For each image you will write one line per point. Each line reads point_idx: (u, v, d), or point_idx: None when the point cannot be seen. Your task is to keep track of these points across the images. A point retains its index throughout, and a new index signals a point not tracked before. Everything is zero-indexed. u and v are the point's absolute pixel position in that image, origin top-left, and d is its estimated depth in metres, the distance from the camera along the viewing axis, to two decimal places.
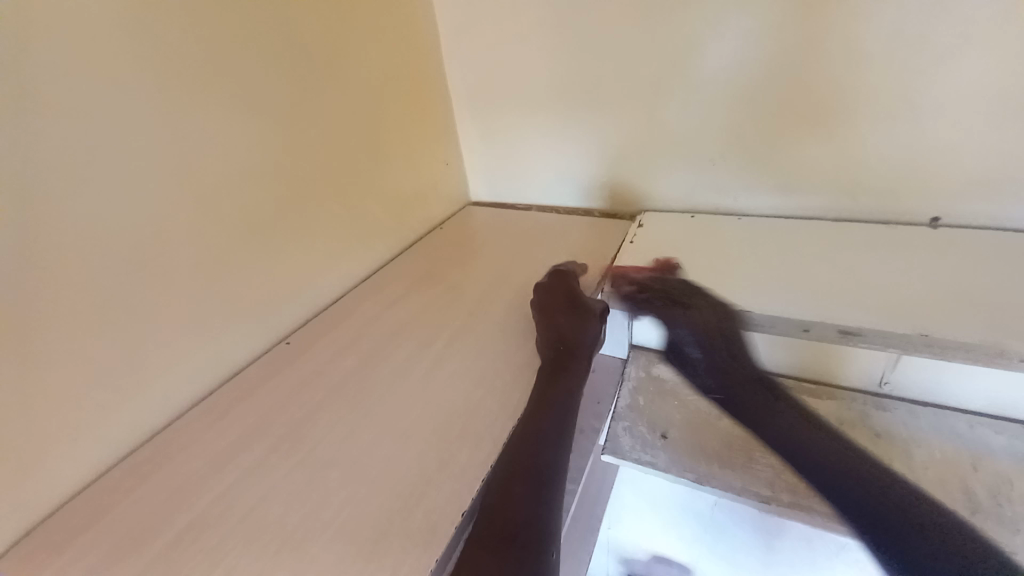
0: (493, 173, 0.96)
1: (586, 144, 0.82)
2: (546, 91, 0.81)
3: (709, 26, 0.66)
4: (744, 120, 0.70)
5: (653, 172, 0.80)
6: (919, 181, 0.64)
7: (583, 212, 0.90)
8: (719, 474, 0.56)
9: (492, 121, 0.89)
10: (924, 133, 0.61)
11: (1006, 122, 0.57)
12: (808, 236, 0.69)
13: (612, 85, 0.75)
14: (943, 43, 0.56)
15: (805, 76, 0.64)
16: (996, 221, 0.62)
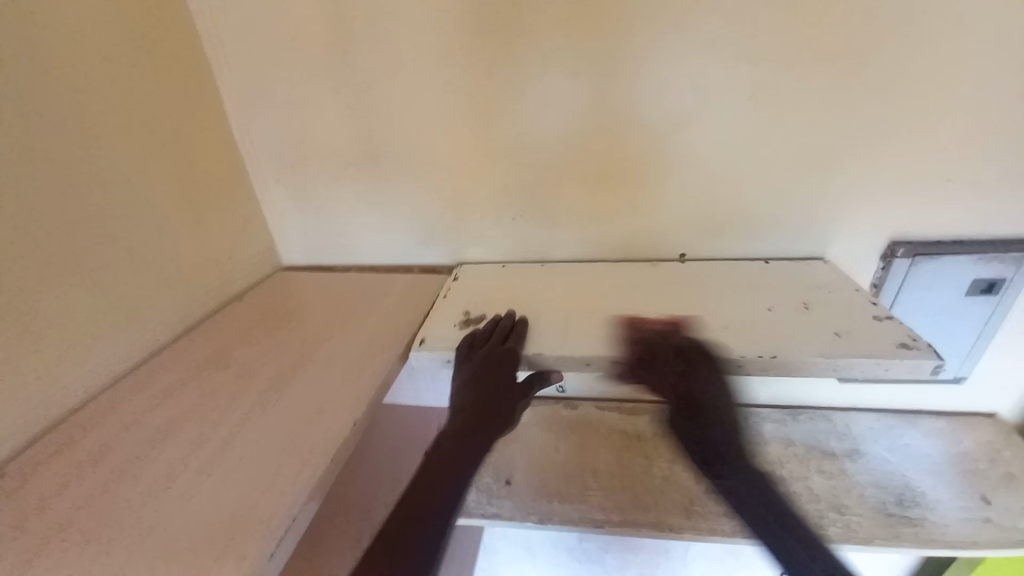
0: (305, 235, 0.90)
1: (401, 200, 0.82)
2: (353, 148, 0.79)
3: (494, 91, 0.71)
4: (544, 173, 0.75)
5: (465, 226, 0.82)
6: (694, 224, 0.74)
7: (406, 269, 0.88)
8: (555, 507, 0.74)
9: (301, 181, 0.85)
10: (691, 182, 0.71)
11: (745, 171, 0.69)
12: (627, 275, 0.75)
13: (415, 140, 0.77)
14: (681, 106, 0.67)
15: (596, 136, 0.71)
16: (745, 251, 0.75)
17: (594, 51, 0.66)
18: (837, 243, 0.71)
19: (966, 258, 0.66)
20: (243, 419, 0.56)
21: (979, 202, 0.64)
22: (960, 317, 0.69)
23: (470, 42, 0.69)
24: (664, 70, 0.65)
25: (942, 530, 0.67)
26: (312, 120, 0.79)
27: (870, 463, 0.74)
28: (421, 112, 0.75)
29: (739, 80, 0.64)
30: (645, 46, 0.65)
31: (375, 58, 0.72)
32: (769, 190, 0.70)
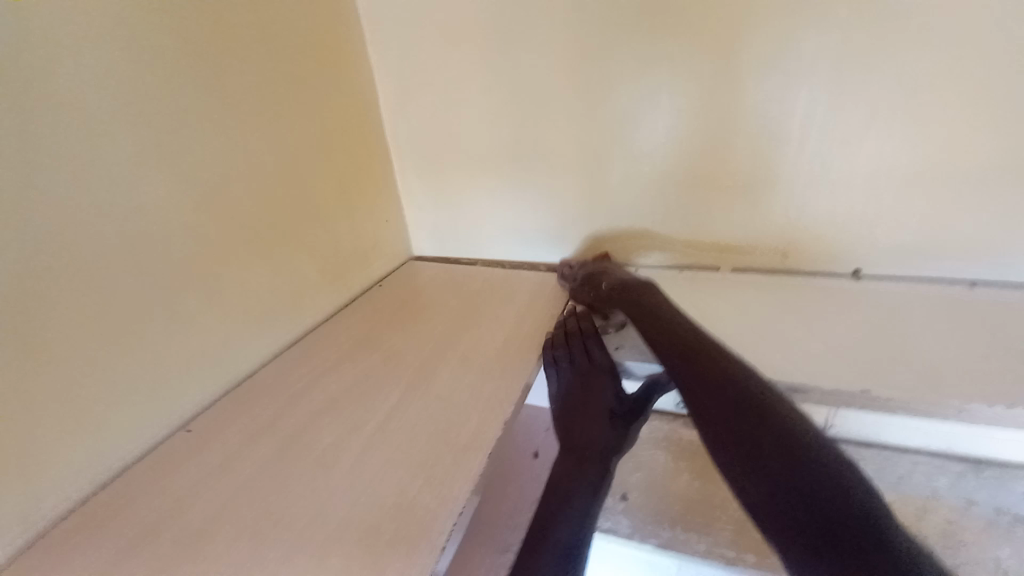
0: (436, 228, 0.93)
1: (535, 199, 0.82)
2: (496, 144, 0.80)
3: (660, 91, 0.68)
4: (685, 180, 0.73)
5: (600, 228, 0.81)
6: (847, 240, 0.69)
7: (529, 266, 0.88)
8: (679, 536, 0.68)
9: (442, 178, 0.88)
10: (848, 195, 0.67)
11: (907, 187, 0.64)
12: (766, 292, 0.73)
13: (558, 139, 0.76)
14: (849, 112, 0.62)
15: (746, 143, 0.68)
16: (900, 272, 0.70)
17: (782, 48, 0.61)
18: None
19: None
20: (395, 407, 0.59)
21: None
22: None
23: (642, 39, 0.66)
24: (869, 71, 0.60)
25: None
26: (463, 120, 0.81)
27: None
28: (577, 113, 0.73)
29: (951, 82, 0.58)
30: (844, 42, 0.59)
31: (535, 57, 0.72)
32: (935, 206, 0.64)
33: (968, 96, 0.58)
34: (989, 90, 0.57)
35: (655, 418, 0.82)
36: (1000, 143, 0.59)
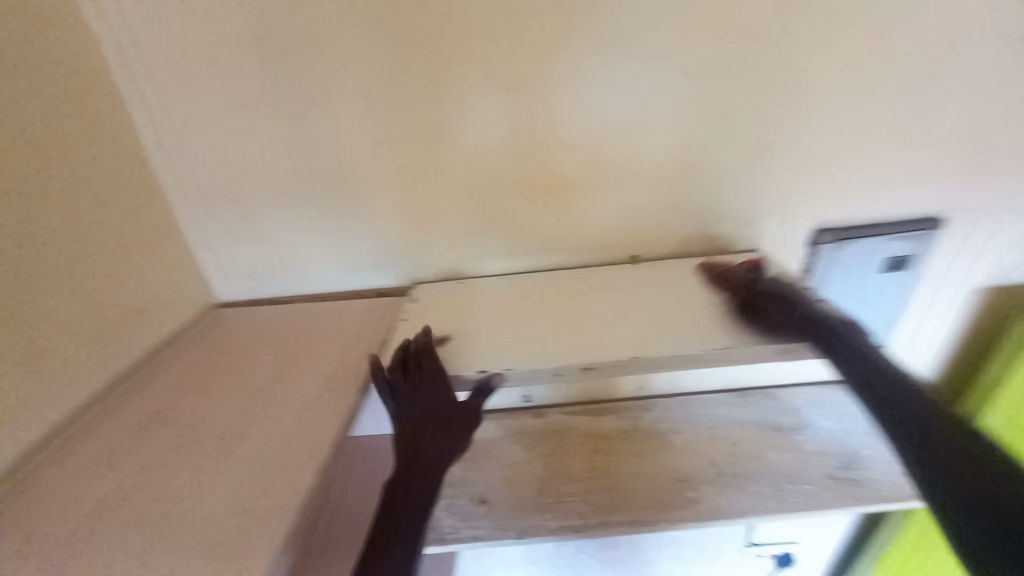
0: (237, 266, 0.80)
1: (348, 220, 0.75)
2: (292, 165, 0.72)
3: (444, 95, 0.67)
4: (496, 185, 0.73)
5: (422, 244, 0.77)
6: (647, 227, 0.76)
7: (356, 295, 0.80)
8: (535, 521, 0.73)
9: (230, 207, 0.75)
10: (640, 185, 0.73)
11: (692, 171, 0.71)
12: (589, 283, 0.75)
13: (360, 154, 0.71)
14: (628, 109, 0.67)
15: (547, 144, 0.70)
16: (697, 248, 0.78)
17: (545, 52, 0.64)
18: (796, 233, 0.75)
19: (878, 239, 0.74)
20: (189, 497, 0.49)
21: (898, 194, 0.72)
22: (877, 289, 0.77)
23: (413, 42, 0.64)
24: (622, 70, 0.65)
25: (885, 485, 0.74)
26: (240, 135, 0.71)
27: (814, 433, 0.81)
28: (365, 121, 0.69)
29: (687, 76, 0.66)
30: (597, 43, 0.64)
31: (304, 60, 0.66)
32: (713, 188, 0.73)
33: (703, 90, 0.66)
34: (716, 82, 0.66)
35: (504, 417, 0.88)
36: (733, 128, 0.68)
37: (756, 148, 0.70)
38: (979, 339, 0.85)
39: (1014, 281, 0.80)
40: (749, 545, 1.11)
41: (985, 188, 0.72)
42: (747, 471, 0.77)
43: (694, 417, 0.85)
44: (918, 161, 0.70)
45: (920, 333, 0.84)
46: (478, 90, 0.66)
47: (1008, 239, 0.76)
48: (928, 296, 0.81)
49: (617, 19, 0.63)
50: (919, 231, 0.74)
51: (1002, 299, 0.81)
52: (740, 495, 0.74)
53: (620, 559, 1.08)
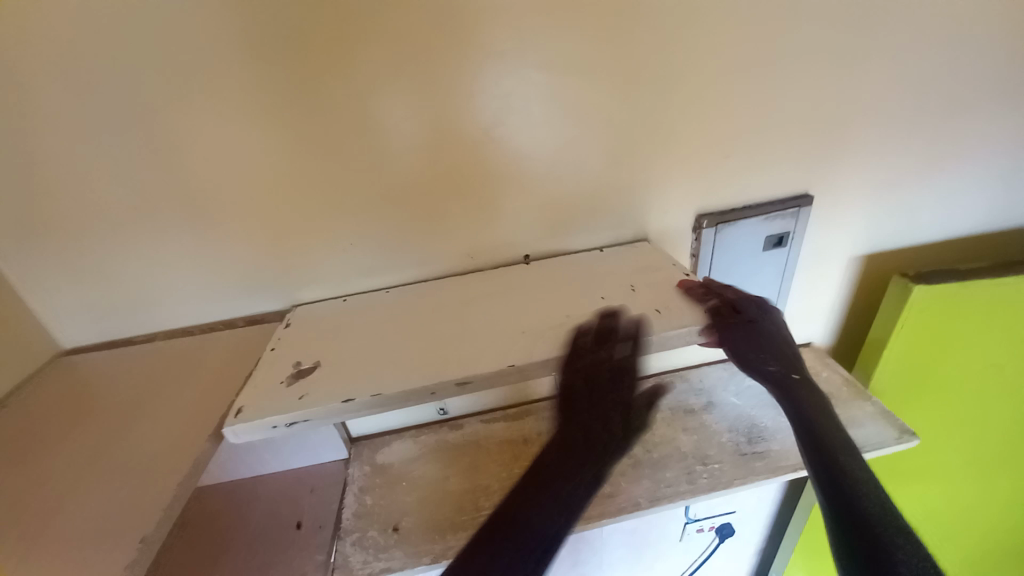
0: (79, 308, 0.70)
1: (204, 246, 0.67)
2: (124, 190, 0.63)
3: (292, 100, 0.61)
4: (368, 193, 0.68)
5: (297, 263, 0.71)
6: (535, 225, 0.74)
7: (228, 323, 0.73)
8: (451, 541, 0.70)
9: (54, 243, 0.65)
10: (520, 181, 0.70)
11: (568, 165, 0.70)
12: (479, 286, 0.72)
13: (204, 172, 0.63)
14: (494, 103, 0.64)
15: (415, 146, 0.66)
16: (588, 242, 0.76)
17: (395, 47, 0.59)
18: (679, 217, 0.76)
19: (755, 219, 0.76)
20: None
21: (766, 175, 0.75)
22: (761, 267, 0.80)
23: (241, 41, 0.57)
24: (484, 64, 0.62)
25: (787, 455, 0.75)
26: (48, 160, 0.60)
27: (722, 411, 0.83)
28: (204, 135, 0.61)
29: (551, 68, 0.63)
30: (451, 36, 0.60)
31: (112, 69, 0.56)
32: (592, 180, 0.71)
33: (568, 83, 0.64)
34: (579, 73, 0.64)
35: (420, 434, 0.84)
36: (606, 119, 0.67)
37: (632, 137, 0.69)
38: (861, 303, 0.90)
39: (885, 247, 0.85)
40: (688, 522, 1.13)
41: (848, 162, 0.76)
42: (660, 458, 0.76)
43: None
44: (784, 140, 0.72)
45: (807, 302, 0.89)
46: (328, 91, 0.61)
47: (873, 209, 0.81)
48: (810, 267, 0.85)
49: (468, 10, 0.59)
50: (793, 208, 0.77)
51: (877, 265, 0.86)
52: (652, 484, 0.73)
53: (564, 558, 1.08)
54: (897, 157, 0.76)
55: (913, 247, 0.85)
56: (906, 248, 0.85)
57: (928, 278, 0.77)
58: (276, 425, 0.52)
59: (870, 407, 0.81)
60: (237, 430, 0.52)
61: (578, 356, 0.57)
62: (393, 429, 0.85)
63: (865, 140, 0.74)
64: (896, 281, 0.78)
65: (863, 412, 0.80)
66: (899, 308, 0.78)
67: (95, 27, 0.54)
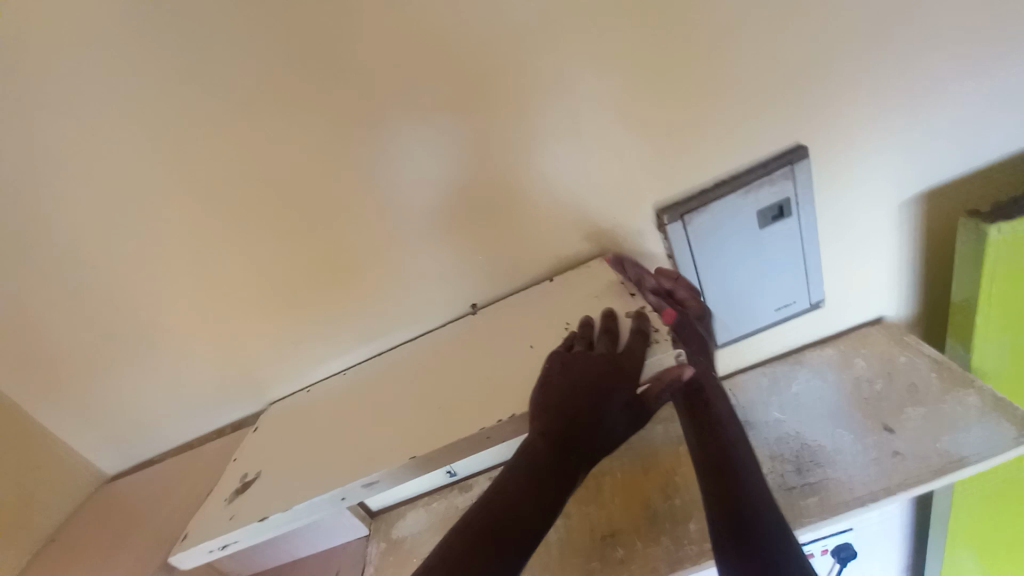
0: (101, 445, 0.77)
1: (172, 371, 0.72)
2: (94, 341, 0.68)
3: (194, 223, 0.61)
4: (293, 286, 0.66)
5: (256, 366, 0.72)
6: (473, 272, 0.67)
7: (218, 432, 0.78)
8: None
9: (54, 394, 0.71)
10: (438, 233, 0.63)
11: (484, 202, 0.61)
12: (426, 353, 0.66)
13: (148, 307, 0.66)
14: (380, 165, 0.58)
15: (319, 230, 0.62)
16: (539, 274, 0.67)
17: (266, 144, 0.57)
18: (635, 220, 0.63)
19: (732, 195, 0.61)
20: None
21: (737, 140, 0.59)
22: (765, 250, 0.64)
23: (131, 185, 0.58)
24: (356, 130, 0.56)
25: (848, 485, 0.58)
26: (26, 330, 0.66)
27: (761, 433, 0.67)
28: (132, 273, 0.63)
29: (427, 109, 0.55)
30: (312, 113, 0.55)
31: (41, 242, 0.61)
32: (517, 210, 0.62)
33: (452, 118, 0.56)
34: (461, 103, 0.55)
35: (432, 501, 0.81)
36: (506, 141, 0.58)
37: (546, 151, 0.58)
38: (934, 257, 0.68)
39: (947, 178, 0.63)
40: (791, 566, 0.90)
41: (853, 87, 0.56)
42: (685, 506, 0.63)
43: (627, 448, 0.72)
44: (750, 93, 0.56)
45: (850, 271, 0.69)
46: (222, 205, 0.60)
47: (913, 134, 0.60)
48: (838, 229, 0.66)
49: (322, 80, 0.53)
50: (784, 166, 0.60)
51: (940, 205, 0.64)
52: (673, 543, 0.60)
53: None
54: (931, 60, 0.55)
55: (996, 166, 0.62)
56: (983, 171, 0.62)
57: (1009, 211, 0.55)
58: (212, 549, 0.55)
59: (974, 399, 0.60)
60: (183, 555, 0.55)
61: (487, 432, 0.51)
62: (406, 498, 0.82)
63: (872, 52, 0.54)
64: (964, 224, 0.57)
65: (962, 409, 0.59)
66: (980, 259, 0.56)
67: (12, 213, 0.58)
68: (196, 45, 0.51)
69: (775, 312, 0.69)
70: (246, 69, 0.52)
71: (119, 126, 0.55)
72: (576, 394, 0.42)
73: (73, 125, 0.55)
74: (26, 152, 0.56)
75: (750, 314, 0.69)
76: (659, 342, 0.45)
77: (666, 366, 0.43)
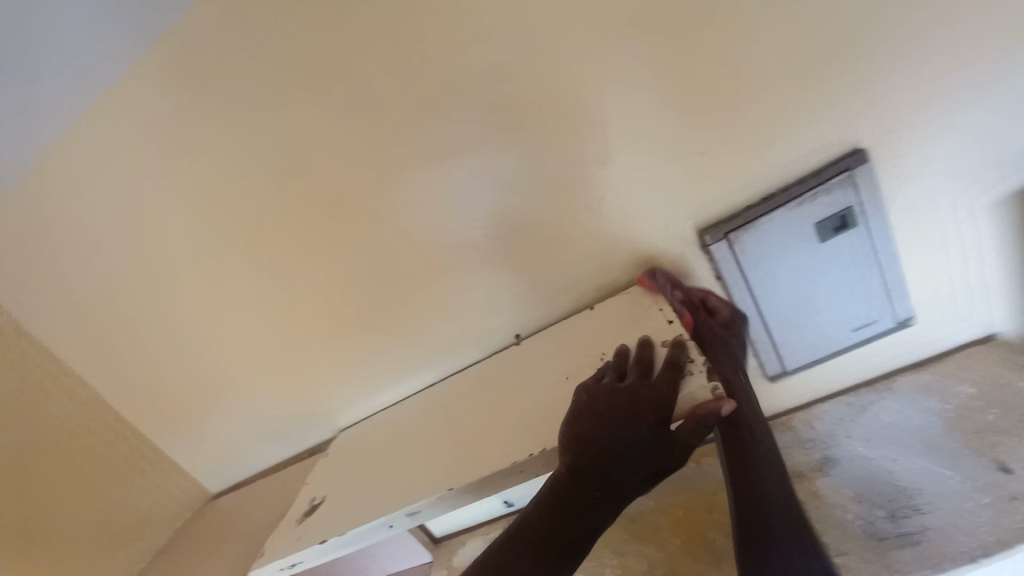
0: (224, 455, 0.96)
1: (272, 398, 0.86)
2: (216, 374, 0.85)
3: (280, 275, 0.74)
4: (359, 323, 0.76)
5: (332, 393, 0.83)
6: (514, 305, 0.70)
7: (305, 451, 0.90)
8: None
9: (191, 413, 0.91)
10: (478, 271, 0.68)
11: (517, 239, 0.65)
12: (473, 381, 0.72)
13: (253, 346, 0.81)
14: (423, 213, 0.65)
15: (375, 272, 0.71)
16: (577, 303, 0.69)
17: (330, 203, 0.67)
18: (672, 245, 0.62)
19: (782, 209, 0.57)
20: None
21: (779, 152, 0.56)
22: (828, 266, 0.58)
23: (234, 245, 0.72)
24: (401, 185, 0.64)
25: (955, 536, 0.50)
26: (172, 364, 0.86)
27: (844, 470, 0.59)
28: (240, 317, 0.79)
29: (459, 159, 0.61)
30: (364, 175, 0.64)
31: (177, 296, 0.78)
32: (550, 244, 0.65)
33: (481, 165, 0.61)
34: (491, 150, 0.60)
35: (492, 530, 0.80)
36: (532, 180, 0.61)
37: (574, 186, 0.61)
38: None
39: None
40: None
41: (920, 78, 0.50)
42: None
43: (687, 481, 0.67)
44: (785, 105, 0.53)
45: (944, 283, 0.60)
46: (301, 257, 0.72)
47: (1014, 118, 0.51)
48: (922, 236, 0.58)
49: (370, 147, 0.62)
50: (842, 173, 0.55)
51: None
52: None
53: None
54: (1022, 36, 0.47)
55: None
56: None
57: None
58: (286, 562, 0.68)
59: None
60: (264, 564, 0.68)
61: (521, 465, 0.56)
62: (465, 527, 0.84)
63: (938, 40, 0.49)
64: None
65: None
66: None
67: (159, 274, 0.77)
68: (274, 128, 0.63)
69: (853, 332, 0.62)
70: (313, 146, 0.63)
71: (223, 203, 0.69)
72: (599, 424, 0.43)
73: (193, 204, 0.70)
74: (161, 228, 0.72)
75: (820, 336, 0.62)
76: (693, 373, 0.44)
77: (703, 400, 0.42)
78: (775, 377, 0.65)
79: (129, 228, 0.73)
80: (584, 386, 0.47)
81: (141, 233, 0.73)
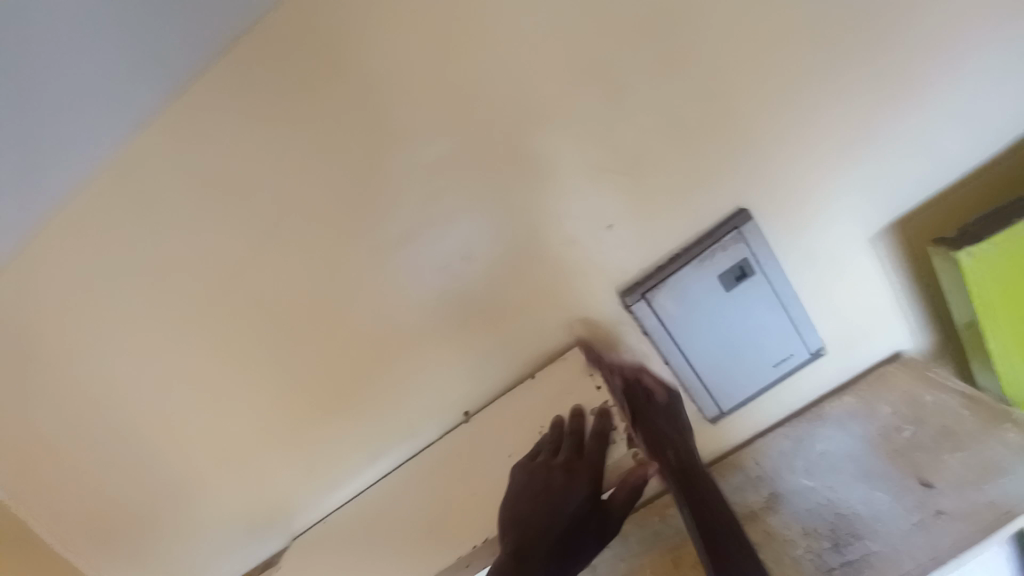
0: None
1: (212, 520, 0.79)
2: (147, 501, 0.77)
3: (220, 384, 0.71)
4: (306, 423, 0.74)
5: (282, 504, 0.78)
6: (462, 384, 0.72)
7: (252, 570, 0.83)
8: None
9: (114, 554, 0.79)
10: (424, 354, 0.70)
11: (457, 320, 0.68)
12: (430, 467, 0.71)
13: (191, 462, 0.75)
14: (364, 306, 0.67)
15: (321, 369, 0.71)
16: (522, 374, 0.72)
17: (268, 307, 0.67)
18: (600, 309, 0.67)
19: (688, 266, 0.63)
20: None
21: (678, 219, 0.62)
22: (738, 312, 0.64)
23: (168, 359, 0.69)
24: (339, 282, 0.66)
25: (896, 559, 0.52)
26: (96, 499, 0.76)
27: (791, 505, 0.61)
28: (177, 434, 0.74)
29: (394, 254, 0.64)
30: (300, 277, 0.65)
31: (106, 421, 0.73)
32: (489, 321, 0.68)
33: (412, 260, 0.65)
34: (418, 242, 0.64)
35: None
36: (463, 266, 0.65)
37: (503, 267, 0.65)
38: (926, 284, 0.65)
39: (908, 205, 0.62)
40: None
41: (777, 149, 0.59)
42: None
43: (655, 536, 0.66)
44: (677, 180, 0.61)
45: (844, 313, 0.66)
46: (237, 363, 0.70)
47: (856, 173, 0.61)
48: (814, 274, 0.65)
49: (304, 251, 0.64)
50: (731, 231, 0.61)
51: (911, 232, 0.63)
52: None
53: None
54: (848, 112, 0.58)
55: (953, 185, 0.62)
56: (942, 193, 0.62)
57: (973, 232, 0.55)
58: None
59: (1012, 436, 0.55)
60: None
61: None
62: None
63: (781, 120, 0.58)
64: (935, 252, 0.56)
65: (1005, 450, 0.55)
66: (965, 288, 0.55)
67: (86, 400, 0.71)
68: (206, 242, 0.63)
69: (775, 368, 0.66)
70: (247, 254, 0.64)
71: (154, 319, 0.67)
72: (541, 506, 0.46)
73: (119, 323, 0.67)
74: (88, 351, 0.69)
75: (747, 376, 0.66)
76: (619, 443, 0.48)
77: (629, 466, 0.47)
78: (715, 420, 0.69)
79: (50, 354, 0.69)
80: (523, 467, 0.49)
81: (64, 363, 0.69)
